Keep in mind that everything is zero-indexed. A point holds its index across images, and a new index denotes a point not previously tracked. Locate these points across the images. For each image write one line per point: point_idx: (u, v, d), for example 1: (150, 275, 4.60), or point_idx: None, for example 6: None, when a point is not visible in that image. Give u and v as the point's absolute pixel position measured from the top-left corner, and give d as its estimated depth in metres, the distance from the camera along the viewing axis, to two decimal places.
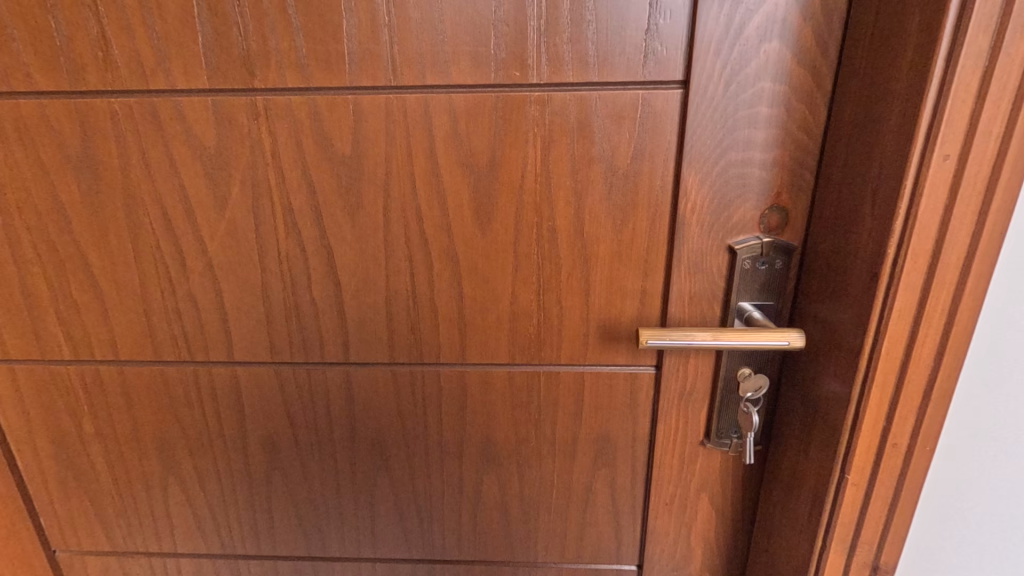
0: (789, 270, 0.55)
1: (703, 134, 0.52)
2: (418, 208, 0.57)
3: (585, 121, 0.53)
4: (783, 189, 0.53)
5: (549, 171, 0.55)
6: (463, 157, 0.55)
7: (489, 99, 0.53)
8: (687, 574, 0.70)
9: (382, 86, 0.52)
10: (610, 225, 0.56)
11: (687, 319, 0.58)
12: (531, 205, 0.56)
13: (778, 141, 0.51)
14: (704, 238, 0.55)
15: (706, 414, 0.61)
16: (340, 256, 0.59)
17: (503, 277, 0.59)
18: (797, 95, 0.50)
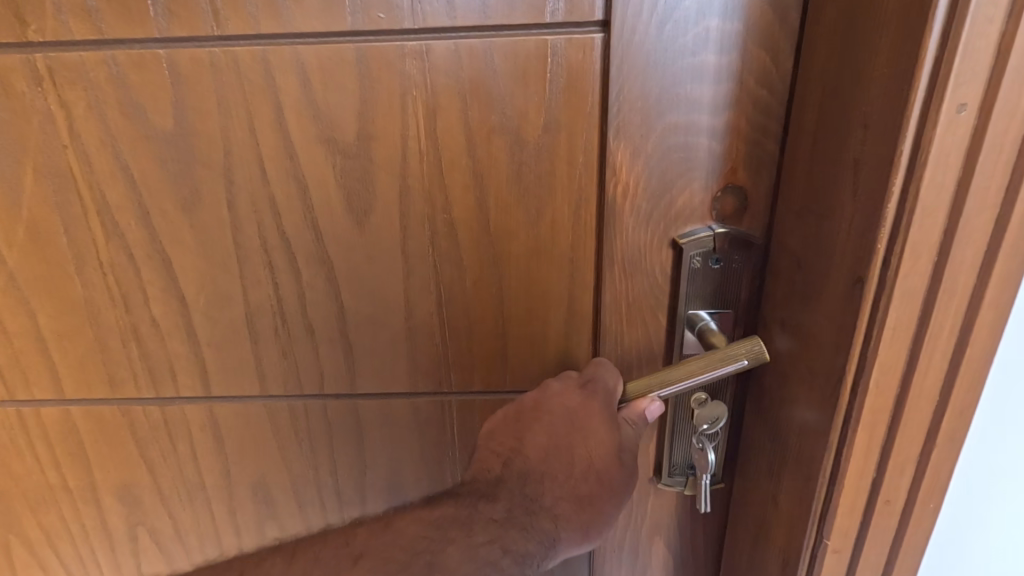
0: (751, 269, 0.43)
1: (633, 93, 0.39)
2: (273, 200, 0.44)
3: (478, 80, 0.40)
4: (739, 164, 0.41)
5: (437, 147, 0.42)
6: (323, 132, 0.42)
7: (348, 52, 0.39)
8: None
9: (204, 37, 0.39)
10: (521, 216, 0.44)
11: (625, 332, 0.46)
12: (418, 192, 0.43)
13: (731, 100, 0.39)
14: (641, 231, 0.43)
15: (655, 447, 0.49)
16: (181, 264, 0.46)
17: (392, 285, 0.47)
18: (753, 37, 0.37)
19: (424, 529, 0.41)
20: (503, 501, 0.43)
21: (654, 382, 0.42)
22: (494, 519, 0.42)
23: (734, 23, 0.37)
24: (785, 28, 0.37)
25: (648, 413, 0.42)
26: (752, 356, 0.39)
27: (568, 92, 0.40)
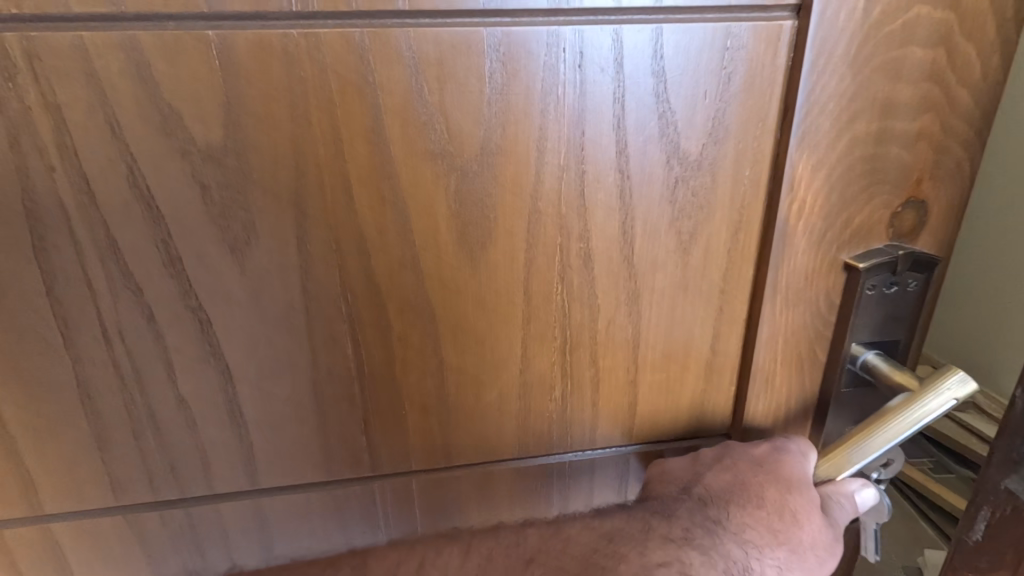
0: (920, 292, 0.38)
1: (827, 92, 0.32)
2: (361, 234, 0.33)
3: (640, 77, 0.32)
4: (925, 174, 0.35)
5: (580, 162, 0.33)
6: (435, 144, 0.31)
7: (476, 38, 0.30)
8: None
9: (276, 13, 0.28)
10: (672, 242, 0.36)
11: (779, 370, 0.40)
12: (552, 217, 0.34)
13: (929, 100, 0.33)
14: (812, 254, 0.36)
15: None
16: (224, 326, 0.34)
17: (507, 334, 0.37)
18: (963, 27, 0.32)
19: None
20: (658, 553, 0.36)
21: (855, 450, 0.37)
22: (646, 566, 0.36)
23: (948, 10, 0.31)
24: (996, 18, 0.32)
25: (857, 497, 0.38)
26: (945, 391, 0.35)
27: (745, 91, 0.33)
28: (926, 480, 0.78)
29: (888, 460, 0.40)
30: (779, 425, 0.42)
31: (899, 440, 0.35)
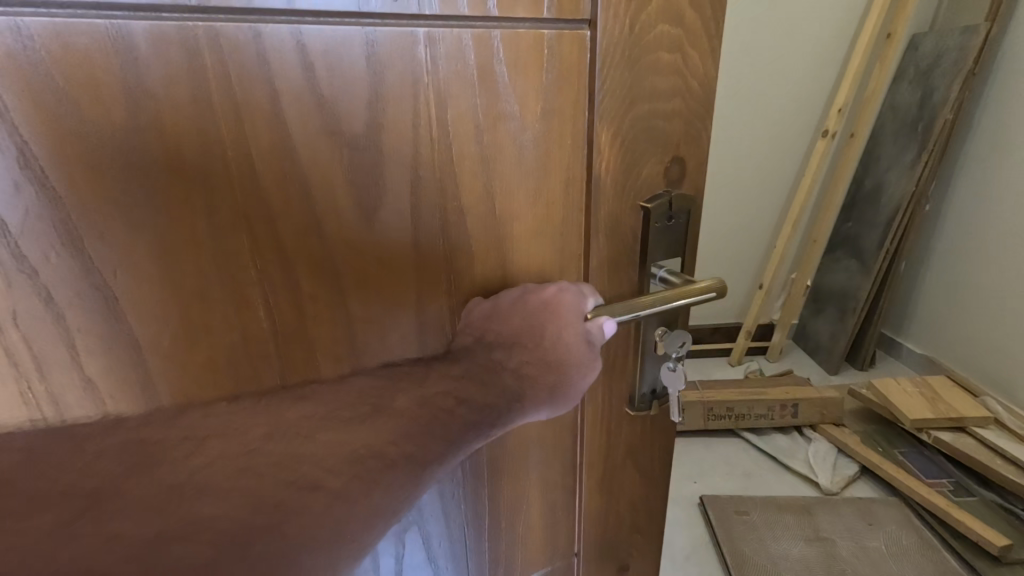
0: (688, 223, 0.54)
1: (615, 82, 0.46)
2: (268, 206, 0.38)
3: (488, 67, 0.42)
4: (681, 141, 0.51)
5: (449, 136, 0.42)
6: (330, 124, 0.38)
7: (353, 35, 0.37)
8: (622, 557, 0.65)
9: (172, 7, 0.32)
10: (525, 196, 0.47)
11: (609, 290, 0.53)
12: (433, 182, 0.43)
13: (677, 90, 0.49)
14: (619, 200, 0.50)
15: (626, 382, 0.55)
16: (129, 301, 0.36)
17: (404, 286, 0.45)
18: (690, 38, 0.47)
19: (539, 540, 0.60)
20: (434, 385, 0.44)
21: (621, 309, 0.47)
22: (421, 394, 0.43)
23: (681, 28, 0.46)
24: (710, 35, 0.48)
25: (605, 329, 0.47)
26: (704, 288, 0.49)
27: (558, 80, 0.44)
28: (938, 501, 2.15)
29: (682, 341, 0.53)
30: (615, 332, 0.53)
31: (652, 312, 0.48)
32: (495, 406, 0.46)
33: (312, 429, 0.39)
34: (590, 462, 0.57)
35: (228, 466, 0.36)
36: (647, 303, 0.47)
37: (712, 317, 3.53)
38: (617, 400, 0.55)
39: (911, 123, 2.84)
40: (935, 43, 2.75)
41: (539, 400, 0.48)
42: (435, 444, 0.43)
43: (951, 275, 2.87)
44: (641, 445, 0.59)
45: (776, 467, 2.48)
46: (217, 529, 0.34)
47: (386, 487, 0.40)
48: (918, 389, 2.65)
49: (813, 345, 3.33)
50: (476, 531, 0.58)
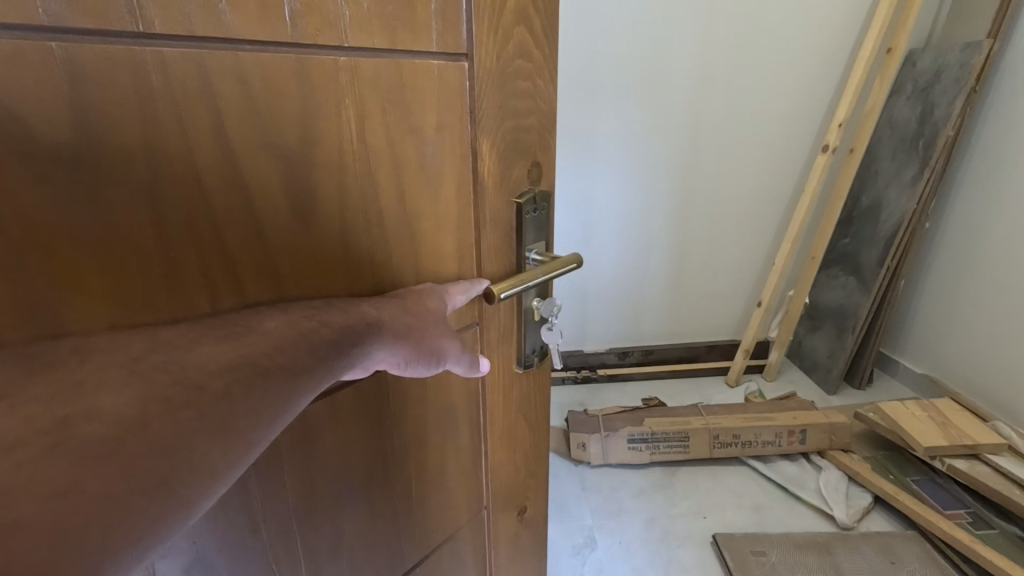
0: (549, 210, 0.69)
1: (490, 103, 0.58)
2: (211, 208, 0.44)
3: (395, 88, 0.51)
4: (537, 148, 0.66)
5: (366, 143, 0.51)
6: (266, 134, 0.45)
7: (285, 61, 0.44)
8: (516, 484, 0.86)
9: (125, 32, 0.38)
10: (429, 197, 0.57)
11: (496, 273, 0.67)
12: (354, 184, 0.51)
13: (532, 110, 0.63)
14: (501, 200, 0.63)
15: (514, 346, 0.74)
16: (69, 297, 0.40)
17: (338, 268, 0.54)
18: (539, 69, 0.62)
19: (464, 488, 0.78)
20: (295, 310, 0.50)
21: (510, 286, 0.63)
22: (286, 315, 0.48)
23: (530, 62, 0.60)
24: (551, 67, 0.63)
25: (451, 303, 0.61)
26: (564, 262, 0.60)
27: (443, 99, 0.55)
28: (964, 535, 2.29)
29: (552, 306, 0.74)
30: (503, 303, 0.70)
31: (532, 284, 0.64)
32: (354, 329, 0.52)
33: (189, 342, 0.43)
34: (493, 415, 0.76)
35: (121, 366, 0.40)
36: (537, 273, 0.64)
37: (708, 333, 3.63)
38: (508, 360, 0.75)
39: (911, 141, 2.97)
40: (934, 58, 2.92)
41: (395, 330, 0.55)
42: (304, 359, 0.48)
43: (947, 289, 3.04)
44: (529, 396, 0.81)
45: (786, 502, 2.66)
46: (115, 415, 0.38)
47: (266, 393, 0.45)
48: (928, 415, 2.76)
49: (809, 363, 3.46)
50: (413, 493, 0.71)
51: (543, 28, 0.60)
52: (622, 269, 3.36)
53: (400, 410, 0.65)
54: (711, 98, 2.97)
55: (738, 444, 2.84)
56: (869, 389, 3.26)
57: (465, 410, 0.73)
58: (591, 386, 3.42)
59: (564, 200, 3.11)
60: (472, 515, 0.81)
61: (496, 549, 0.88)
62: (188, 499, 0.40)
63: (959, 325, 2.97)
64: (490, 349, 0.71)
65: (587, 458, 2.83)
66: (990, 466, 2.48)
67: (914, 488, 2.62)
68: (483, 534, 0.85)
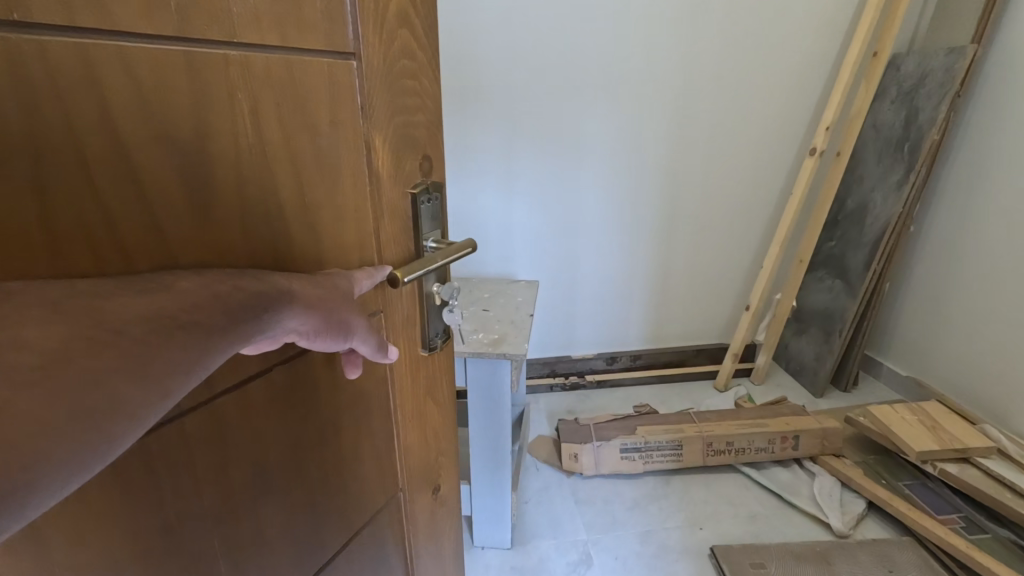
0: (440, 200, 0.75)
1: (380, 100, 0.62)
2: (101, 201, 0.43)
3: (287, 81, 0.53)
4: (427, 143, 0.72)
5: (262, 134, 0.52)
6: (158, 125, 0.45)
7: (172, 55, 0.45)
8: (428, 465, 0.92)
9: (0, 20, 0.36)
10: (325, 189, 0.59)
11: (397, 259, 0.71)
12: (254, 173, 0.53)
13: (419, 106, 0.69)
14: (396, 190, 0.68)
15: (419, 330, 0.79)
16: None
17: (237, 256, 0.54)
18: (422, 71, 0.68)
19: (381, 473, 0.81)
20: (210, 275, 0.50)
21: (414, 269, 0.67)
22: (200, 279, 0.48)
23: (414, 61, 0.66)
24: (432, 66, 0.69)
25: (360, 289, 0.64)
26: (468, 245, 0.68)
27: (332, 95, 0.57)
28: (956, 540, 2.26)
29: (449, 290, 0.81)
30: (405, 289, 0.75)
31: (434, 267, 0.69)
32: (267, 296, 0.53)
33: (105, 293, 0.42)
34: (401, 401, 0.81)
35: (42, 305, 0.38)
36: (439, 256, 0.69)
37: (694, 337, 3.65)
38: (414, 345, 0.80)
39: (897, 146, 2.96)
40: (917, 63, 2.92)
41: (306, 299, 0.57)
42: (220, 317, 0.48)
43: (935, 293, 3.05)
44: (431, 382, 0.87)
45: (778, 511, 2.64)
46: (39, 347, 0.37)
47: (184, 344, 0.46)
48: (917, 418, 2.75)
49: (796, 367, 3.53)
50: (328, 477, 0.72)
51: (422, 31, 0.66)
52: (612, 276, 3.37)
53: (313, 396, 0.68)
54: (695, 101, 2.97)
55: (730, 452, 2.82)
56: (857, 392, 3.33)
57: (377, 394, 0.77)
58: (580, 393, 3.46)
59: (552, 208, 3.12)
60: (390, 501, 0.85)
61: (417, 534, 0.93)
62: (113, 434, 0.42)
63: (948, 325, 2.98)
64: (395, 334, 0.76)
65: (579, 469, 2.81)
66: (981, 470, 2.45)
67: (907, 492, 2.59)
68: (404, 520, 0.90)
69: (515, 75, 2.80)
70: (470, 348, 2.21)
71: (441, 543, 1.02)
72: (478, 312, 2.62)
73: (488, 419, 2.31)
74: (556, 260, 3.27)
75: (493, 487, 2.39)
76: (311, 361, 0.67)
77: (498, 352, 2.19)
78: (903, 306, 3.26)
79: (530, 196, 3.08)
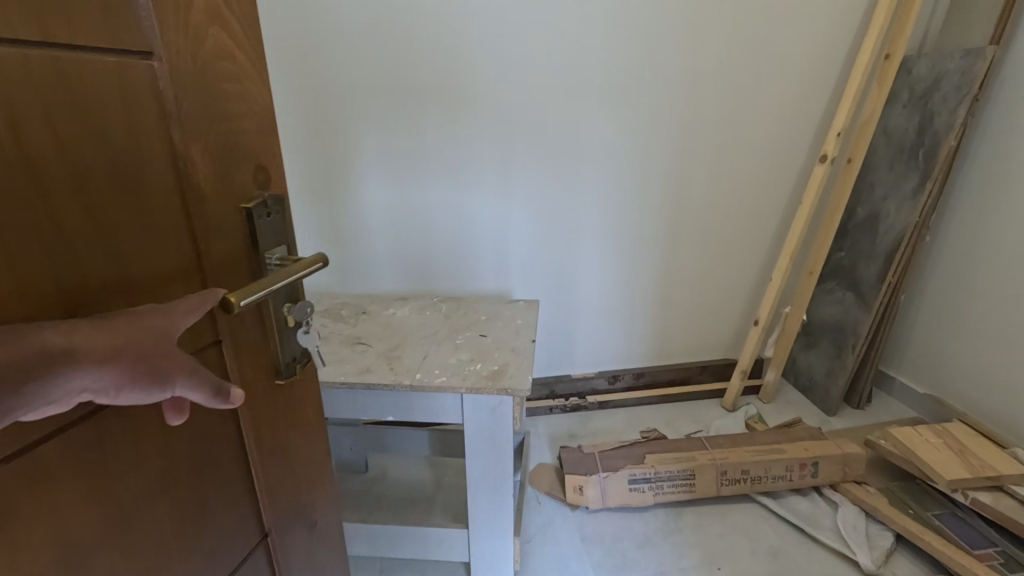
0: (281, 219, 0.81)
1: (194, 109, 0.65)
2: None
3: (65, 82, 0.52)
4: (260, 154, 0.77)
5: (35, 141, 0.50)
6: None
7: None
8: (299, 493, 0.98)
9: None
10: (125, 205, 0.59)
11: (232, 277, 0.74)
12: (27, 186, 0.50)
13: (245, 112, 0.73)
14: (224, 205, 0.71)
15: (274, 351, 0.85)
16: None
17: (14, 290, 0.50)
18: (247, 78, 0.73)
19: (237, 510, 0.84)
20: None
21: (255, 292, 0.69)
22: None
23: (234, 64, 0.70)
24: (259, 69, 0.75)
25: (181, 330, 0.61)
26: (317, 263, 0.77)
27: (122, 105, 0.57)
28: None
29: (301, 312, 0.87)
30: (250, 312, 0.80)
31: (276, 288, 0.72)
32: (45, 358, 0.49)
33: None
34: (257, 436, 0.86)
35: None
36: (289, 273, 0.74)
37: (701, 353, 3.48)
38: (268, 369, 0.85)
39: (911, 153, 2.78)
40: (930, 66, 2.74)
41: (97, 358, 0.52)
42: None
43: (952, 306, 2.88)
44: (292, 413, 0.93)
45: (798, 546, 2.43)
46: None
47: None
48: (943, 441, 2.56)
49: (807, 383, 3.34)
50: (168, 526, 0.73)
51: (243, 36, 0.71)
52: (613, 291, 3.19)
53: (138, 450, 0.67)
54: (698, 108, 2.82)
55: (745, 480, 2.61)
56: (869, 408, 3.16)
57: (224, 432, 0.80)
58: (582, 415, 3.28)
59: (550, 223, 2.97)
60: (254, 537, 0.89)
61: (295, 559, 0.99)
62: None
63: (968, 341, 2.80)
64: (246, 361, 0.81)
65: (584, 502, 2.60)
66: (1014, 499, 2.27)
67: (938, 524, 2.35)
68: (280, 548, 0.95)
69: (511, 82, 2.65)
70: (467, 383, 2.07)
71: (324, 564, 1.09)
72: (474, 338, 2.45)
73: (484, 456, 2.14)
74: (556, 273, 3.10)
75: (492, 523, 2.23)
76: (134, 411, 0.66)
77: (499, 387, 2.03)
78: (918, 319, 3.09)
79: (528, 213, 2.93)
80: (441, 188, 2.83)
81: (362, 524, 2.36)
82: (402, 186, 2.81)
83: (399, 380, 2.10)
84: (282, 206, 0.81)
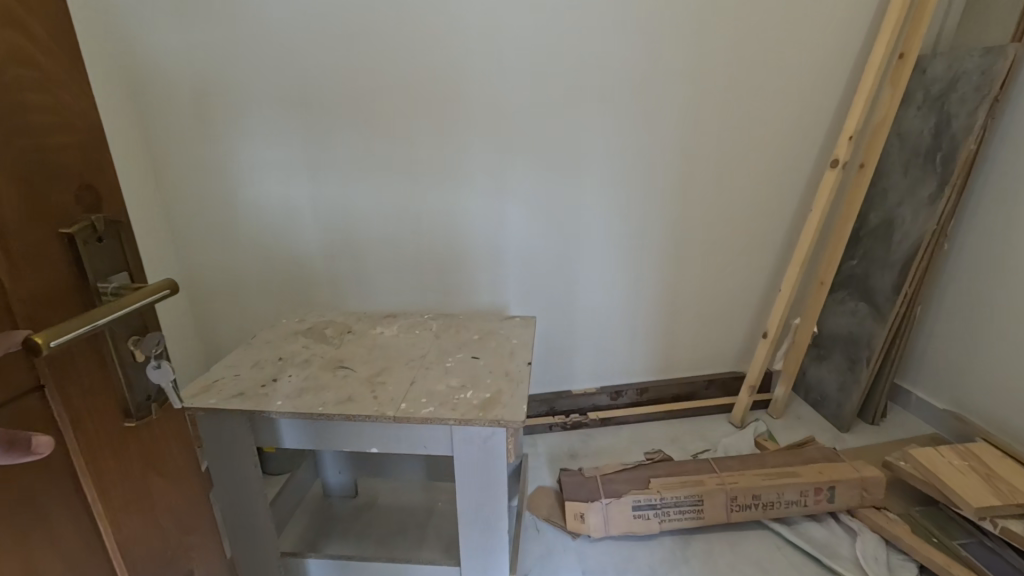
0: (116, 245, 0.72)
1: None
2: None
3: None
4: (87, 173, 0.68)
5: None
6: None
7: None
8: (169, 548, 0.85)
9: None
10: None
11: (57, 311, 0.64)
12: None
13: (61, 128, 0.64)
14: (34, 231, 0.61)
15: (119, 391, 0.73)
16: None
17: None
18: (61, 88, 0.64)
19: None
20: None
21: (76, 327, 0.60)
22: None
23: (40, 71, 0.61)
24: (73, 79, 0.65)
25: None
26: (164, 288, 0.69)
27: None
28: None
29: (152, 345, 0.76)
30: (76, 347, 0.68)
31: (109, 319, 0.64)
32: None
33: None
34: (102, 489, 0.72)
35: None
36: (134, 299, 0.66)
37: (707, 365, 3.29)
38: (115, 411, 0.74)
39: (927, 157, 2.60)
40: (947, 67, 2.56)
41: None
42: None
43: (971, 318, 2.70)
44: (152, 454, 0.80)
45: None
46: None
47: None
48: (967, 464, 2.37)
49: (818, 397, 3.16)
50: None
51: (52, 41, 0.62)
52: (616, 305, 3.02)
53: None
54: (703, 111, 2.65)
55: (756, 507, 2.41)
56: (885, 424, 2.97)
57: (54, 488, 0.67)
58: (583, 433, 3.09)
59: (549, 235, 2.80)
60: None
61: None
62: None
63: (990, 355, 2.62)
64: (81, 402, 0.69)
65: (586, 531, 2.41)
66: None
67: (965, 554, 2.17)
68: None
69: (507, 87, 2.49)
70: (455, 414, 1.88)
71: None
72: (465, 360, 2.27)
73: (474, 488, 1.95)
74: (554, 285, 2.92)
75: (483, 558, 2.05)
76: None
77: (490, 419, 1.85)
78: (935, 331, 2.90)
79: (527, 225, 2.77)
80: (434, 198, 2.66)
81: (347, 559, 2.18)
82: (393, 198, 2.63)
83: (381, 410, 1.90)
84: (116, 228, 0.72)
